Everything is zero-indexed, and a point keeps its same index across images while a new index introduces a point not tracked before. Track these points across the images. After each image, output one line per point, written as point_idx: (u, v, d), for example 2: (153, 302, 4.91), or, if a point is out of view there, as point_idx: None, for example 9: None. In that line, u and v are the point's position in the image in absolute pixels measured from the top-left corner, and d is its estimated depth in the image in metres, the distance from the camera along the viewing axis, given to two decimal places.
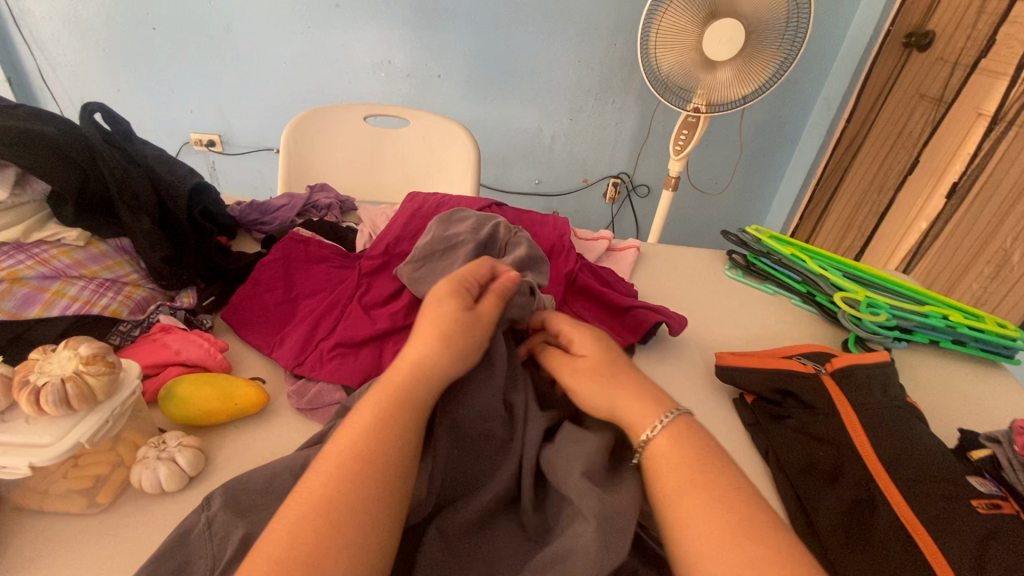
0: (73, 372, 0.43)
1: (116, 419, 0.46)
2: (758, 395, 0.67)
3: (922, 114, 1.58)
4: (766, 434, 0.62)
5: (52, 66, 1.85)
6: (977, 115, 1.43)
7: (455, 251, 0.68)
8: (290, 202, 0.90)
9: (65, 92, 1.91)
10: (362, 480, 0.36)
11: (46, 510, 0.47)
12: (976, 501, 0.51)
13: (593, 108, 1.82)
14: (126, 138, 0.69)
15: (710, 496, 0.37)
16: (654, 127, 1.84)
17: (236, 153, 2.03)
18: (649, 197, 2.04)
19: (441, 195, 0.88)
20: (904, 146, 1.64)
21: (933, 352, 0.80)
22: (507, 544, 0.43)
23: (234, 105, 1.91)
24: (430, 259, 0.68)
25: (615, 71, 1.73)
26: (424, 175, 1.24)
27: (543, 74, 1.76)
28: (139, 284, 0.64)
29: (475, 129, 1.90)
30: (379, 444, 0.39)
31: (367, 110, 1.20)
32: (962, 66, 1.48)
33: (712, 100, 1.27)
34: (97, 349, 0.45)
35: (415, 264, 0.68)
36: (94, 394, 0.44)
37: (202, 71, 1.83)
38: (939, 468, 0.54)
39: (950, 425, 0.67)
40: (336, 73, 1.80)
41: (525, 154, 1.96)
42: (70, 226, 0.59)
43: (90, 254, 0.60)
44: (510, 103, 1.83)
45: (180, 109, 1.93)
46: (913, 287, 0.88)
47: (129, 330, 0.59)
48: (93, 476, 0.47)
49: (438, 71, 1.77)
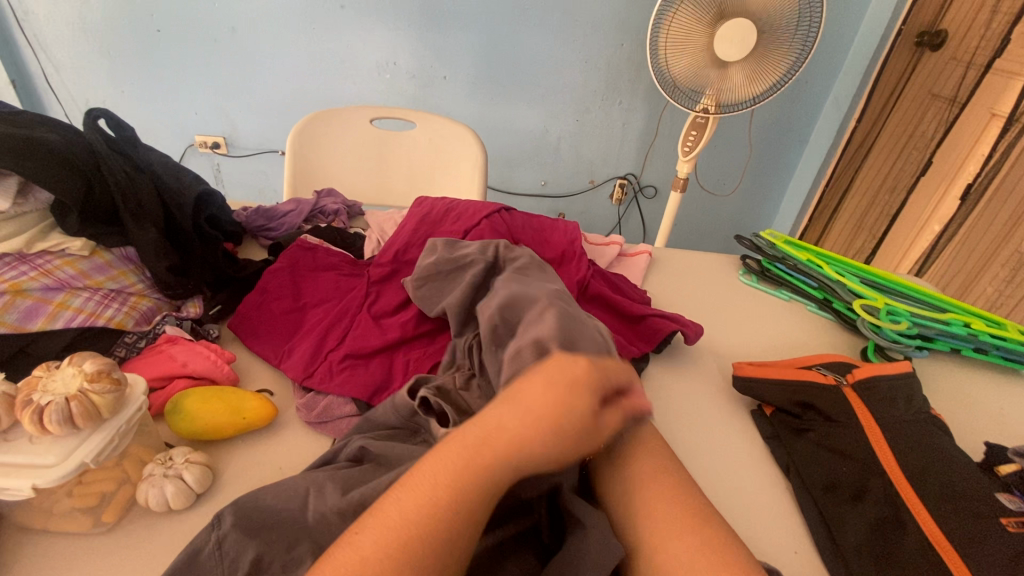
0: (78, 391, 0.42)
1: (121, 436, 0.45)
2: (777, 407, 0.66)
3: (935, 115, 1.55)
4: (788, 449, 0.61)
5: (56, 69, 1.84)
6: (991, 116, 1.41)
7: (465, 265, 0.65)
8: (296, 207, 0.89)
9: (69, 94, 1.90)
10: None
11: (51, 529, 0.46)
12: (1005, 518, 0.48)
13: (599, 108, 1.80)
14: (130, 145, 0.68)
15: (664, 493, 0.44)
16: (661, 127, 1.82)
17: (241, 155, 2.02)
18: (656, 198, 2.02)
19: (449, 200, 0.87)
20: (916, 147, 1.61)
21: (955, 360, 0.79)
22: None
23: (239, 108, 1.90)
24: (440, 276, 0.65)
25: (623, 71, 1.71)
26: (431, 179, 1.23)
27: (549, 74, 1.74)
28: (145, 294, 0.63)
29: (481, 130, 1.88)
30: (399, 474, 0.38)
31: (374, 113, 1.18)
32: (976, 67, 1.45)
33: (721, 101, 1.26)
34: (102, 366, 0.44)
35: (423, 279, 0.65)
36: (99, 412, 0.43)
37: (206, 72, 1.81)
38: (965, 483, 0.51)
39: (974, 438, 0.65)
40: (341, 74, 1.79)
41: (532, 155, 1.94)
42: (75, 235, 0.58)
43: (95, 264, 0.59)
44: (517, 104, 1.81)
45: (184, 111, 1.92)
46: (933, 294, 0.86)
47: (134, 342, 0.59)
48: (99, 494, 0.46)
49: (443, 72, 1.76)
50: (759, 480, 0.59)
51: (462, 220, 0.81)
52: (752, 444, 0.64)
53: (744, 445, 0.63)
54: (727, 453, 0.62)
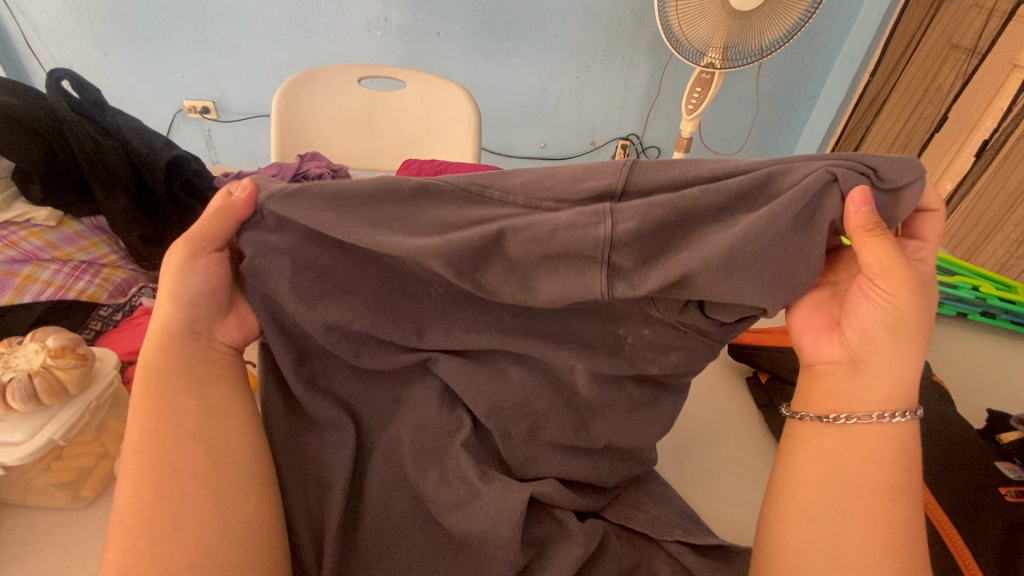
0: (41, 366, 0.41)
1: (92, 412, 0.44)
2: (773, 375, 0.63)
3: (952, 67, 1.40)
4: (779, 418, 0.60)
5: (37, 32, 1.77)
6: (1012, 68, 1.26)
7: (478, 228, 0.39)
8: (279, 173, 0.87)
9: (51, 58, 1.83)
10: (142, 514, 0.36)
11: (32, 504, 0.45)
12: (1003, 488, 0.46)
13: (599, 64, 1.72)
14: (97, 108, 0.65)
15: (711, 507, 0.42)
16: (665, 83, 1.75)
17: (232, 120, 1.97)
18: (659, 159, 1.96)
19: (439, 162, 0.83)
20: (930, 103, 1.47)
21: (963, 326, 0.76)
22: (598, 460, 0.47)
23: (228, 72, 1.83)
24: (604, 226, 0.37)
25: (625, 23, 1.63)
26: (423, 143, 1.18)
27: (547, 28, 1.65)
28: (120, 266, 0.63)
29: (476, 89, 1.80)
30: (141, 491, 0.37)
31: (362, 72, 1.12)
32: (999, 14, 1.28)
33: (728, 54, 1.19)
34: (67, 341, 0.43)
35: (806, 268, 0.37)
36: (67, 389, 0.42)
37: (189, 31, 1.74)
38: (956, 454, 0.49)
39: (985, 406, 0.63)
40: (328, 31, 1.71)
41: (530, 115, 1.87)
42: (40, 205, 0.58)
43: (63, 234, 0.58)
44: (514, 61, 1.73)
45: (172, 75, 1.86)
46: (942, 255, 0.82)
47: (109, 315, 0.59)
48: (77, 469, 0.45)
49: (436, 28, 1.67)
50: (754, 450, 0.58)
51: None
52: (749, 418, 0.62)
53: (740, 414, 0.63)
54: (722, 422, 0.61)
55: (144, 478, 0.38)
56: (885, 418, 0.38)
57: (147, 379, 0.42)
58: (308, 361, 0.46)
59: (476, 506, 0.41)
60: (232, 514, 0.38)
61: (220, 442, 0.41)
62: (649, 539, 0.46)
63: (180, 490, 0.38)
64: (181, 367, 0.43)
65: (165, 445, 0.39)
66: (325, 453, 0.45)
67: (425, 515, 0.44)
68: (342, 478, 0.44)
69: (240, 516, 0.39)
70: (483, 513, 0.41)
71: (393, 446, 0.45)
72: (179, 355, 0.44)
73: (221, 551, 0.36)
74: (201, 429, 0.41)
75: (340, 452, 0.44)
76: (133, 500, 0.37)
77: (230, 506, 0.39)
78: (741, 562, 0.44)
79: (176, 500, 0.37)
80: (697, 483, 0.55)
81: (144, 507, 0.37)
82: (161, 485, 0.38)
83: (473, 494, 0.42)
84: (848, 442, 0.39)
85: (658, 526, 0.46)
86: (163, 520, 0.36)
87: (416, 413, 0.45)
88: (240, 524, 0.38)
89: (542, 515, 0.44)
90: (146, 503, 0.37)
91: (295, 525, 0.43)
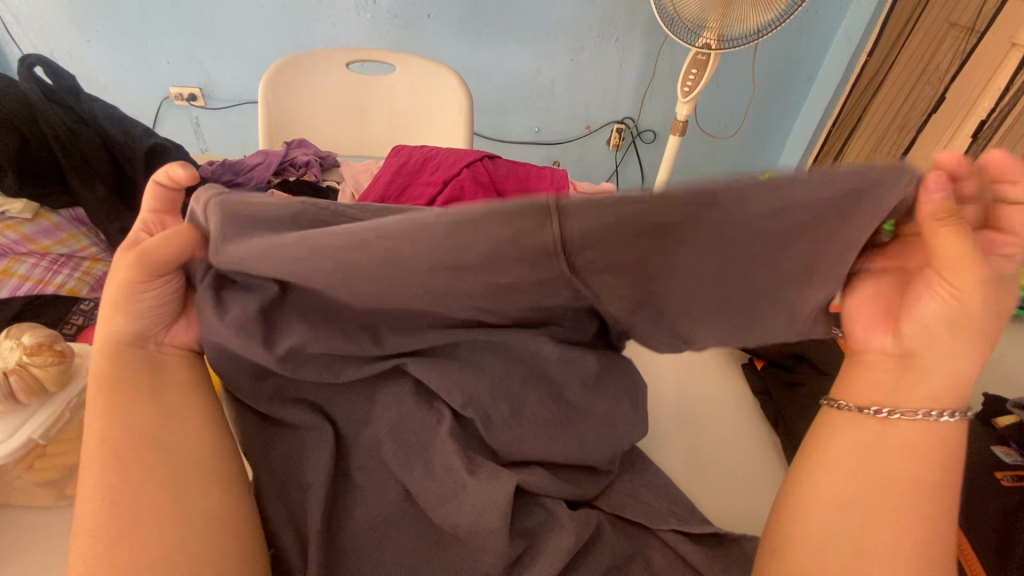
0: (17, 364, 0.40)
1: (73, 409, 0.43)
2: (769, 361, 0.64)
3: (950, 46, 1.33)
4: (774, 401, 0.60)
5: (17, 18, 1.72)
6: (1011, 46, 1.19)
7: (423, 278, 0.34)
8: (265, 160, 0.85)
9: (32, 45, 1.78)
10: (103, 517, 0.36)
11: (15, 503, 0.45)
12: (998, 472, 0.46)
13: (594, 46, 1.69)
14: (72, 95, 0.62)
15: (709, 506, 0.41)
16: (660, 65, 1.72)
17: (220, 108, 1.93)
18: (654, 142, 1.94)
19: (429, 148, 0.82)
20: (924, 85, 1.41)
21: None
22: (602, 436, 0.45)
23: (214, 57, 1.79)
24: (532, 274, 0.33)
25: (618, 3, 1.59)
26: (414, 129, 1.16)
27: (539, 10, 1.62)
28: (100, 258, 0.62)
29: (469, 73, 1.77)
30: (108, 490, 0.37)
31: (350, 56, 1.10)
32: None
33: (723, 35, 1.16)
34: (43, 337, 0.42)
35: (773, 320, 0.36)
36: (45, 386, 0.41)
37: (173, 16, 1.69)
38: None
39: (981, 390, 0.63)
40: (317, 14, 1.67)
41: (524, 99, 1.84)
42: (14, 196, 0.55)
43: (40, 226, 0.57)
44: (507, 43, 1.70)
45: (157, 61, 1.81)
46: None
47: (91, 309, 0.57)
48: (60, 467, 0.44)
49: (427, 10, 1.63)
50: (749, 437, 0.58)
51: (441, 170, 0.76)
52: (743, 404, 0.62)
53: (735, 400, 0.63)
54: (717, 408, 0.61)
55: (106, 475, 0.38)
56: (930, 417, 0.36)
57: (98, 383, 0.41)
58: (269, 375, 0.43)
59: (465, 499, 0.40)
60: (196, 512, 0.38)
61: (181, 444, 0.40)
62: (643, 527, 0.46)
63: (146, 492, 0.37)
64: (134, 368, 0.42)
65: (125, 445, 0.39)
66: (304, 449, 0.44)
67: (410, 511, 0.43)
68: (322, 479, 0.42)
69: (199, 513, 0.38)
70: (472, 504, 0.40)
71: (375, 446, 0.44)
72: (131, 362, 0.42)
73: (184, 554, 0.36)
74: (167, 430, 0.40)
75: (319, 453, 0.43)
76: (95, 499, 0.37)
77: (202, 507, 0.39)
78: (737, 549, 0.44)
79: (144, 502, 0.37)
80: (691, 468, 0.55)
81: (108, 510, 0.36)
82: (117, 492, 0.37)
83: (461, 486, 0.41)
84: (884, 432, 0.37)
85: (653, 515, 0.46)
86: (126, 521, 0.36)
87: (392, 411, 0.44)
88: (205, 525, 0.38)
89: (530, 504, 0.44)
90: (107, 504, 0.36)
91: (274, 525, 0.42)
